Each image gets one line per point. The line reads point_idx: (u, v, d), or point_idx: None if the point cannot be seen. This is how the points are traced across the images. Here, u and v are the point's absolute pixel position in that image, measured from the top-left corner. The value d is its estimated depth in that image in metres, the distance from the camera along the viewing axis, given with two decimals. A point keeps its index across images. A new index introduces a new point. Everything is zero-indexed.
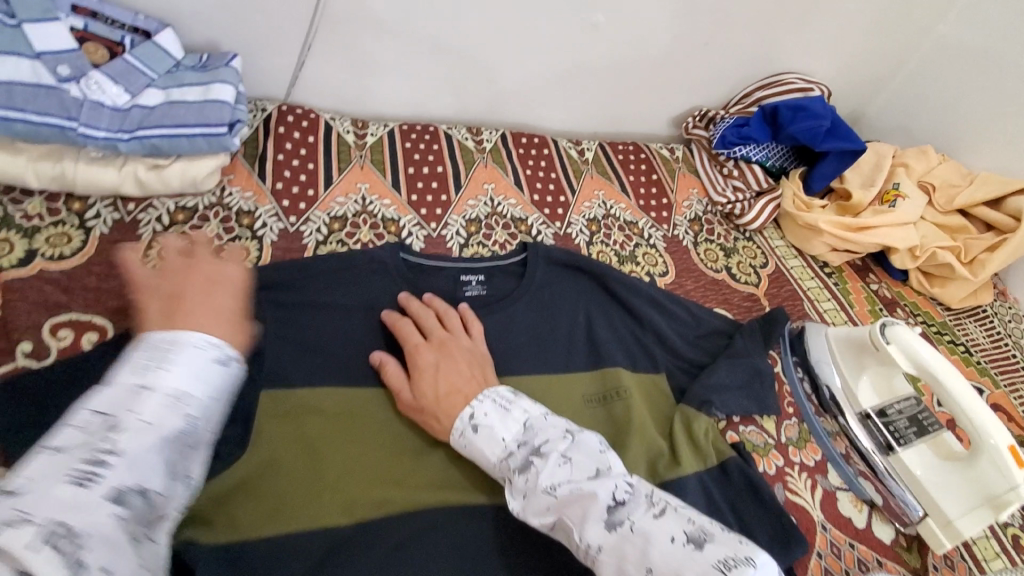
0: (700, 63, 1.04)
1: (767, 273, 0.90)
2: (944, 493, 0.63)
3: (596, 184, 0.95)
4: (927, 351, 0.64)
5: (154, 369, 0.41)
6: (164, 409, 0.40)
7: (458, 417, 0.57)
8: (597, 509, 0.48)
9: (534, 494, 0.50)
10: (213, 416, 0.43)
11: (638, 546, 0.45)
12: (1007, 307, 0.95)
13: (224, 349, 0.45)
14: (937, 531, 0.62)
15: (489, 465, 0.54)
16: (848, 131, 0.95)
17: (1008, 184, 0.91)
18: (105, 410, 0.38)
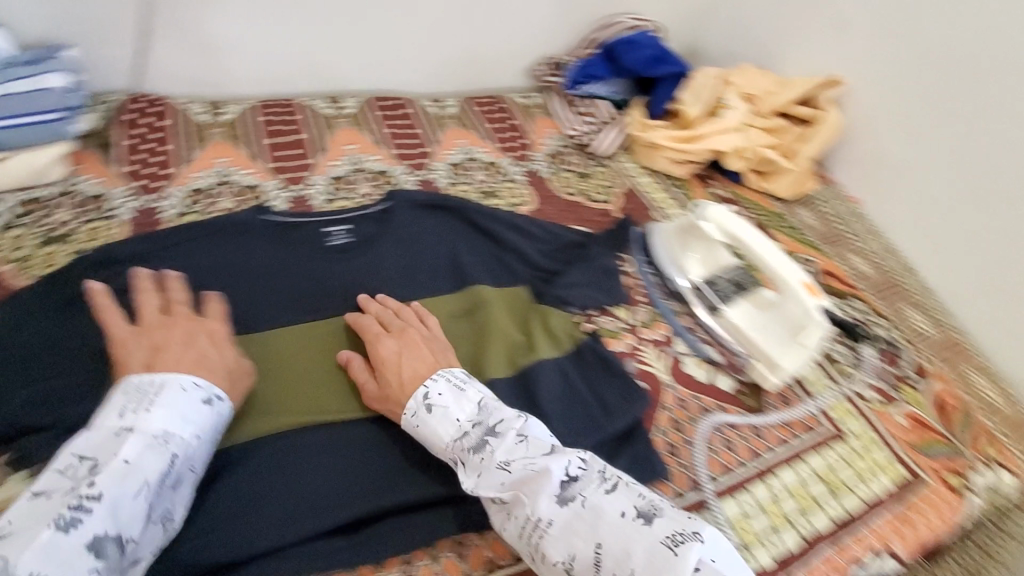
0: (539, 13, 1.12)
1: (618, 191, 0.99)
2: (763, 338, 0.70)
3: (457, 134, 1.02)
4: (739, 225, 0.74)
5: (142, 409, 0.51)
6: (152, 447, 0.50)
7: (412, 393, 0.60)
8: (551, 485, 0.52)
9: (489, 471, 0.54)
10: (198, 456, 0.53)
11: (589, 519, 0.51)
12: (829, 190, 1.06)
13: (208, 390, 0.55)
14: (764, 371, 0.72)
15: (439, 441, 0.57)
16: (672, 57, 1.08)
17: (812, 83, 1.03)
18: (90, 453, 0.49)
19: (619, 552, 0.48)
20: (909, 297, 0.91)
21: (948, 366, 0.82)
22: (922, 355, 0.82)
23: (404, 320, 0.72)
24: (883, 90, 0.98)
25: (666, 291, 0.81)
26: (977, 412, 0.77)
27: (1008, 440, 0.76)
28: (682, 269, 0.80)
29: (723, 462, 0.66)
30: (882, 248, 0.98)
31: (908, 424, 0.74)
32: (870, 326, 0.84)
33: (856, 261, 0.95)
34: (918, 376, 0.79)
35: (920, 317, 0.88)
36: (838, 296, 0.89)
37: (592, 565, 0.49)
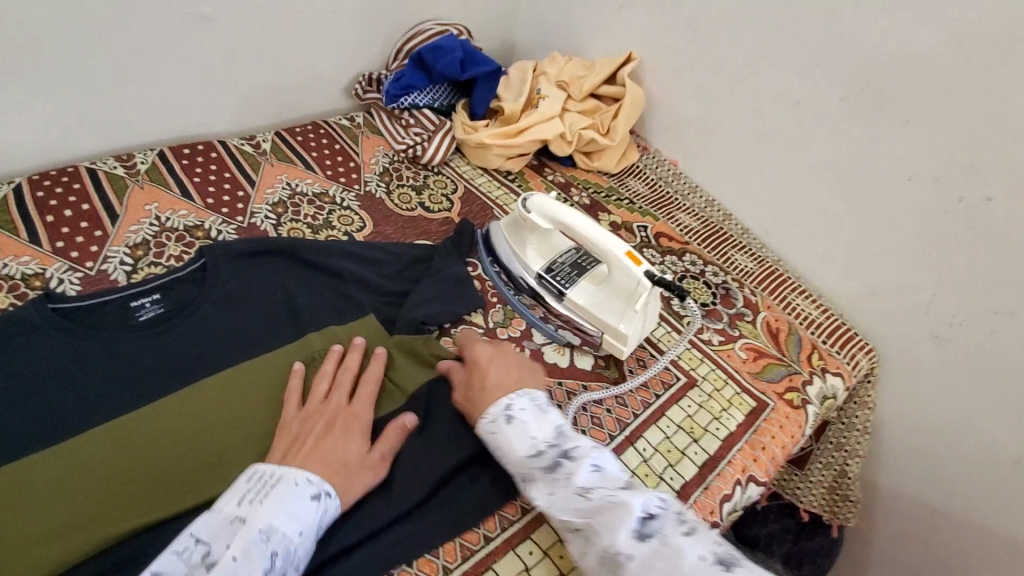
0: (340, 30, 1.07)
1: (458, 196, 0.99)
2: (606, 309, 0.73)
3: (277, 170, 0.95)
4: (561, 207, 0.75)
5: (255, 501, 0.53)
6: (256, 545, 0.50)
7: (493, 404, 0.63)
8: (629, 518, 0.52)
9: (562, 493, 0.57)
10: (301, 553, 0.52)
11: (668, 558, 0.49)
12: (653, 157, 1.13)
13: (320, 485, 0.56)
14: (614, 342, 0.73)
15: (513, 458, 0.60)
16: (481, 57, 1.08)
17: (613, 62, 1.09)
18: (207, 540, 0.51)
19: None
20: (734, 242, 1.00)
21: (772, 295, 0.92)
22: (750, 290, 0.92)
23: (236, 383, 0.66)
24: (670, 61, 1.05)
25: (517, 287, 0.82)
26: (801, 328, 0.88)
27: (826, 345, 0.87)
28: (521, 262, 0.79)
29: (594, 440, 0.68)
30: (704, 201, 1.07)
31: (748, 355, 0.81)
32: (703, 275, 0.93)
33: (684, 218, 1.04)
34: (750, 310, 0.88)
35: (744, 256, 0.97)
36: (673, 254, 0.96)
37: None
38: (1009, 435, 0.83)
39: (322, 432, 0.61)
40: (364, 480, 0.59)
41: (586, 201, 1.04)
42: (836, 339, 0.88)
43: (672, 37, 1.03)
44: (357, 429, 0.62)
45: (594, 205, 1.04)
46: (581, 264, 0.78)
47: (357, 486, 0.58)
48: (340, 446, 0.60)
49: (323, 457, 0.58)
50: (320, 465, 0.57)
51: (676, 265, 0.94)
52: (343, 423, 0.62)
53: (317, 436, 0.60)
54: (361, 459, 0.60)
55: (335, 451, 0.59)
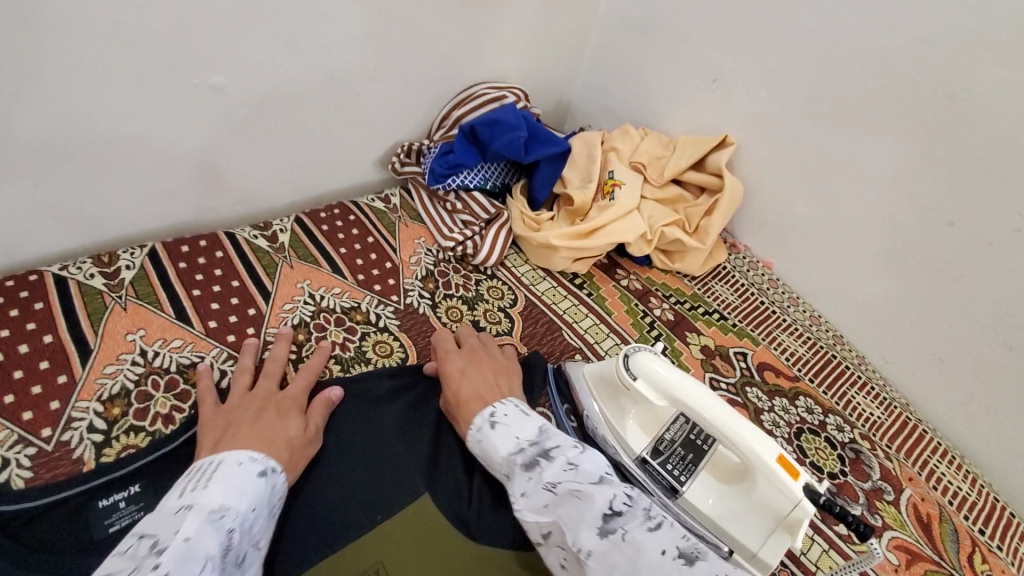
0: (378, 97, 0.90)
1: (518, 311, 0.81)
2: (744, 527, 0.54)
3: (298, 274, 0.77)
4: (678, 377, 0.57)
5: (198, 487, 0.46)
6: (211, 524, 0.43)
7: (480, 414, 0.58)
8: (591, 514, 0.44)
9: (535, 493, 0.49)
10: (257, 529, 0.47)
11: (627, 557, 0.41)
12: (742, 258, 0.95)
13: (262, 463, 0.51)
14: (747, 568, 0.54)
15: (496, 460, 0.54)
16: (546, 133, 0.90)
17: (703, 145, 0.91)
18: (149, 532, 0.42)
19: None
20: (852, 377, 0.82)
21: (911, 461, 0.74)
22: (883, 451, 0.74)
23: None
24: (774, 151, 0.88)
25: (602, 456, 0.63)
26: (953, 513, 0.69)
27: (984, 537, 0.69)
28: (618, 435, 0.61)
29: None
30: (807, 318, 0.89)
31: (900, 560, 0.63)
32: (826, 428, 0.75)
33: (787, 341, 0.85)
34: (889, 485, 0.70)
35: (866, 399, 0.79)
36: (785, 396, 0.78)
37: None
38: None
39: (251, 418, 0.56)
40: (306, 457, 0.56)
41: (670, 315, 0.86)
42: (993, 528, 0.71)
43: (778, 124, 0.87)
44: (288, 411, 0.58)
45: (678, 321, 0.85)
46: (697, 444, 0.59)
47: (299, 465, 0.55)
48: (273, 424, 0.56)
49: (262, 434, 0.54)
50: (263, 441, 0.53)
51: (789, 412, 0.76)
52: (274, 406, 0.58)
53: (246, 421, 0.56)
54: (301, 436, 0.56)
55: (273, 429, 0.55)
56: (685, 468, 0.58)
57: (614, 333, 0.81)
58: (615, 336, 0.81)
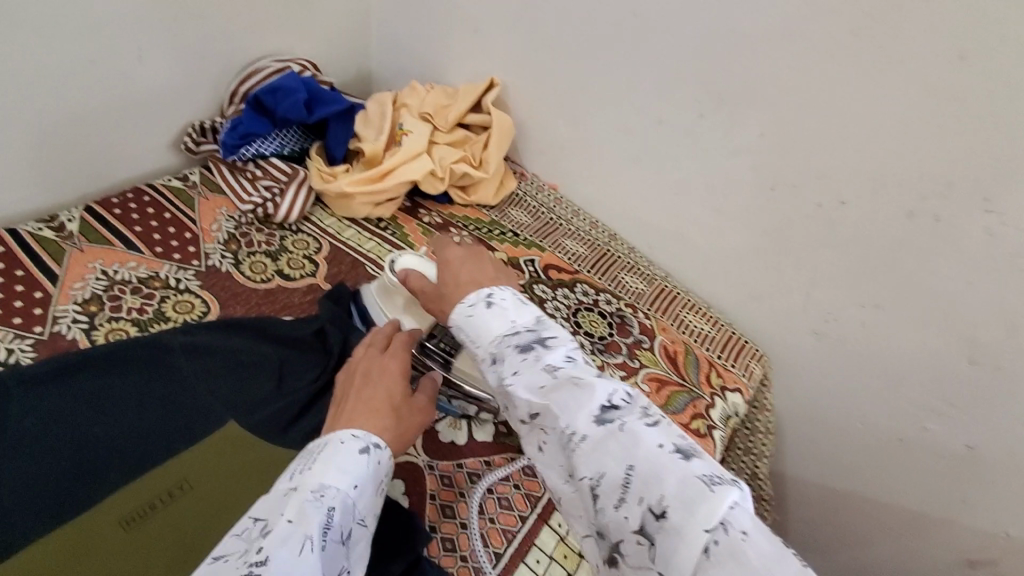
0: (154, 78, 0.91)
1: (323, 256, 0.88)
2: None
3: (88, 255, 0.79)
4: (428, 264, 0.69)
5: (304, 468, 0.48)
6: (313, 504, 0.44)
7: (470, 297, 0.57)
8: (589, 403, 0.46)
9: (531, 373, 0.49)
10: (362, 506, 0.48)
11: (622, 445, 0.43)
12: (532, 184, 1.09)
13: (365, 438, 0.52)
14: None
15: (485, 338, 0.54)
16: (330, 95, 0.97)
17: (476, 89, 1.03)
18: (259, 515, 0.44)
19: (647, 474, 0.41)
20: (623, 263, 0.99)
21: (665, 316, 0.93)
22: (643, 313, 0.91)
23: (54, 561, 0.52)
24: (535, 85, 1.02)
25: None
26: (696, 346, 0.89)
27: (722, 359, 0.88)
28: None
29: (504, 528, 0.62)
30: (587, 224, 1.05)
31: (652, 388, 0.81)
32: (597, 305, 0.90)
33: (571, 245, 1.00)
34: (646, 336, 0.88)
35: (633, 277, 0.97)
36: (565, 286, 0.92)
37: (620, 487, 0.42)
38: (887, 413, 0.89)
39: (358, 391, 0.58)
40: (418, 423, 0.58)
41: (468, 240, 0.97)
42: (730, 352, 0.90)
43: (532, 60, 1.00)
44: (395, 374, 0.61)
45: (475, 243, 0.97)
46: None
47: (411, 430, 0.57)
48: (379, 387, 0.58)
49: (370, 404, 0.56)
50: (370, 411, 0.55)
51: (569, 298, 0.90)
52: (378, 370, 0.61)
53: (356, 391, 0.58)
54: (405, 402, 0.58)
55: (378, 395, 0.58)
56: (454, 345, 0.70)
57: None
58: None
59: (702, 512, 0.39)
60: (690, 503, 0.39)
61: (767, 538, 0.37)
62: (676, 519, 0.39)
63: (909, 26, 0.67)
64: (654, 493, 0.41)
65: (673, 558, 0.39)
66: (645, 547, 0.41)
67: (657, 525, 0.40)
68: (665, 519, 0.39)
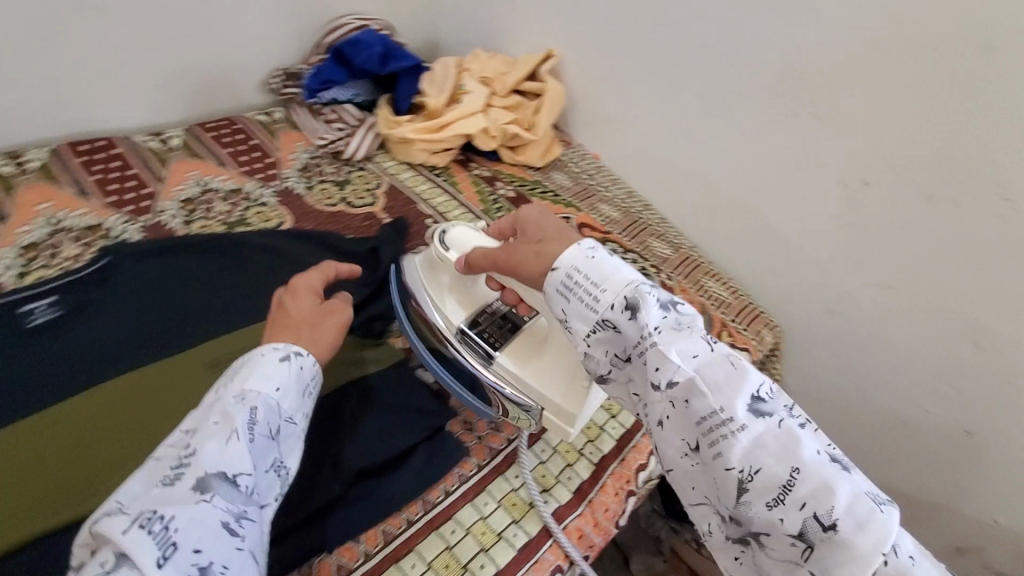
0: (252, 25, 1.04)
1: (382, 191, 0.99)
2: (550, 382, 0.65)
3: (187, 166, 0.91)
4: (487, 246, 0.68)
5: (230, 378, 0.52)
6: (234, 406, 0.49)
7: (579, 244, 0.59)
8: (748, 391, 0.50)
9: (684, 347, 0.52)
10: (289, 407, 0.53)
11: (783, 442, 0.48)
12: (575, 151, 1.17)
13: (280, 348, 0.55)
14: (555, 418, 0.65)
15: (610, 285, 0.55)
16: (402, 52, 1.08)
17: (533, 59, 1.12)
18: (190, 423, 0.50)
19: (817, 483, 0.46)
20: (652, 230, 1.06)
21: (687, 280, 0.98)
22: (665, 274, 0.97)
23: (151, 385, 0.63)
24: (587, 60, 1.10)
25: (419, 322, 0.72)
26: (712, 309, 0.95)
27: (736, 323, 0.94)
28: (441, 312, 0.70)
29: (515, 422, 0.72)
30: (624, 193, 1.12)
31: None
32: (624, 261, 0.97)
33: (605, 209, 1.07)
34: (666, 294, 0.94)
35: (661, 243, 1.03)
36: (595, 243, 0.99)
37: (782, 486, 0.47)
38: (889, 394, 0.93)
39: (270, 319, 0.61)
40: (336, 325, 0.62)
41: (511, 193, 1.06)
42: (744, 318, 0.96)
43: (587, 34, 1.08)
44: (306, 296, 0.64)
45: (518, 197, 1.05)
46: (509, 322, 0.70)
47: (330, 333, 0.61)
48: (289, 308, 0.61)
49: (284, 324, 0.60)
50: (285, 332, 0.58)
51: None
52: (286, 296, 0.63)
53: (269, 319, 0.61)
54: (317, 314, 0.62)
55: (291, 315, 0.60)
56: (496, 340, 0.68)
57: (462, 206, 1.00)
58: (462, 208, 1.00)
59: (872, 530, 0.43)
60: (859, 517, 0.44)
61: (924, 560, 0.44)
62: (847, 534, 0.44)
63: (932, 20, 0.73)
64: (823, 505, 0.45)
65: (832, 565, 0.44)
66: (797, 549, 0.46)
67: (821, 535, 0.45)
68: (835, 533, 0.44)
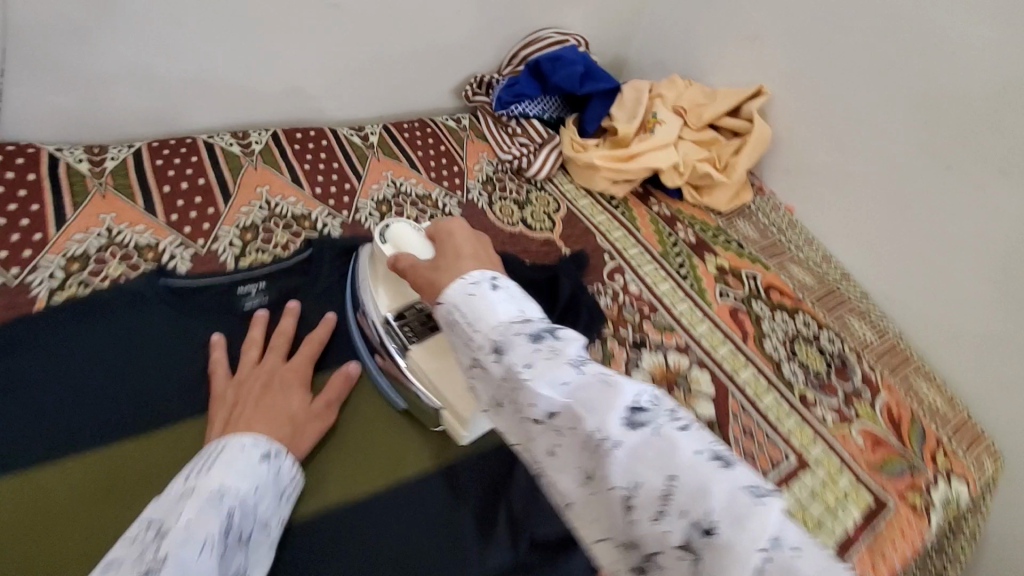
0: (458, 33, 1.04)
1: (560, 216, 0.95)
2: (448, 384, 0.62)
3: (383, 165, 0.94)
4: (414, 248, 0.63)
5: (202, 470, 0.48)
6: (211, 504, 0.45)
7: (466, 276, 0.49)
8: (616, 402, 0.37)
9: (545, 365, 0.40)
10: (260, 508, 0.49)
11: (660, 453, 0.35)
12: (767, 200, 1.07)
13: (262, 445, 0.53)
14: (452, 423, 0.63)
15: (485, 324, 0.45)
16: (601, 73, 1.04)
17: (740, 94, 1.02)
18: (153, 519, 0.44)
19: (694, 488, 0.33)
20: (851, 306, 0.93)
21: (893, 374, 0.85)
22: (868, 364, 0.85)
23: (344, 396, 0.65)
24: (807, 103, 0.98)
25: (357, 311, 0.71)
26: (924, 418, 0.81)
27: (952, 443, 0.80)
28: (374, 299, 0.68)
29: None
30: (819, 257, 1.00)
31: (865, 442, 0.76)
32: (817, 340, 0.86)
33: (797, 272, 0.96)
34: (868, 389, 0.82)
35: (861, 324, 0.90)
36: (787, 311, 0.89)
37: (657, 501, 0.34)
38: None
39: (255, 395, 0.58)
40: (316, 428, 0.60)
41: (692, 237, 0.98)
42: (958, 436, 0.81)
43: (814, 76, 0.96)
44: (295, 383, 0.62)
45: (700, 244, 0.97)
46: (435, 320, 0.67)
47: (308, 435, 0.60)
48: (282, 399, 0.59)
49: (268, 411, 0.57)
50: (266, 418, 0.56)
51: (788, 324, 0.87)
52: (280, 380, 0.61)
53: (255, 396, 0.58)
54: (306, 410, 0.60)
55: (276, 404, 0.58)
56: (417, 338, 0.66)
57: (641, 245, 0.94)
58: (640, 246, 0.94)
59: (754, 533, 0.31)
60: (744, 520, 0.32)
61: (824, 556, 0.31)
62: (730, 536, 0.32)
63: None
64: (701, 507, 0.33)
65: None
66: (687, 563, 0.33)
67: (703, 541, 0.32)
68: (716, 536, 0.32)
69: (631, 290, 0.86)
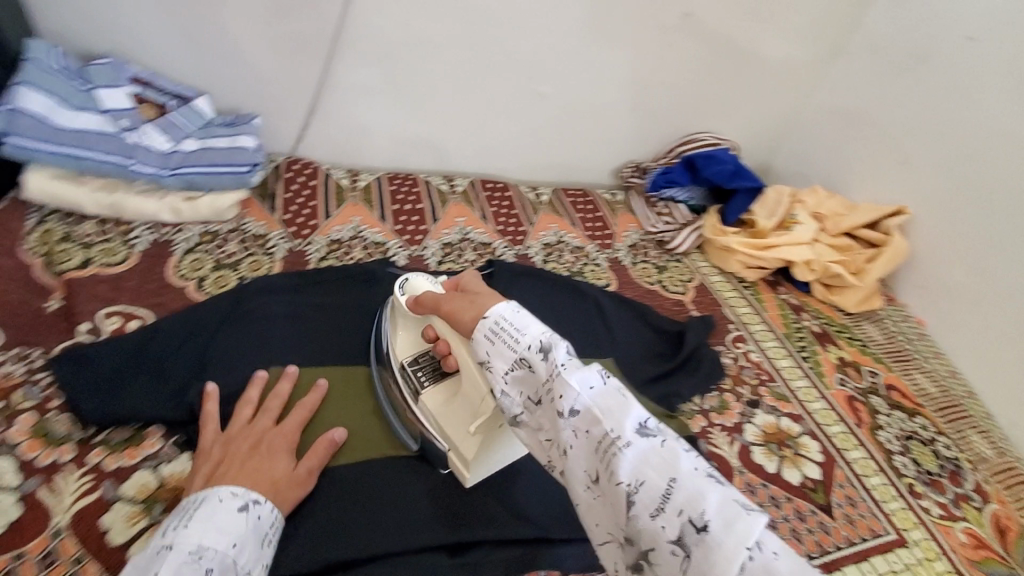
0: (631, 128, 1.25)
1: (693, 285, 1.09)
2: (455, 430, 0.65)
3: (549, 219, 1.14)
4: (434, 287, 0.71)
5: (182, 525, 0.50)
6: (187, 564, 0.47)
7: (505, 301, 0.54)
8: (633, 413, 0.44)
9: (580, 369, 0.47)
10: (244, 559, 0.51)
11: (664, 458, 0.41)
12: (897, 310, 1.13)
13: (244, 496, 0.55)
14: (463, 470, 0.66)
15: (531, 329, 0.50)
16: (748, 174, 1.19)
17: (881, 210, 1.12)
18: (135, 573, 0.46)
19: (691, 490, 0.39)
20: (973, 422, 0.95)
21: (1009, 493, 0.86)
22: (982, 475, 0.87)
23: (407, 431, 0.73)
24: (952, 228, 1.06)
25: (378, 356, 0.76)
26: None
27: None
28: (393, 347, 0.73)
29: (818, 541, 0.73)
30: (946, 371, 1.04)
31: (968, 541, 0.78)
32: (934, 444, 0.89)
33: (920, 380, 0.99)
34: (979, 496, 0.84)
35: (982, 440, 0.92)
36: (906, 412, 0.93)
37: (659, 496, 0.40)
38: None
39: (241, 456, 0.60)
40: (295, 494, 0.61)
41: (817, 328, 1.06)
42: None
43: (961, 207, 1.04)
44: (286, 448, 0.63)
45: (823, 334, 1.04)
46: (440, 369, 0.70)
47: (288, 501, 0.60)
48: (268, 462, 0.60)
49: (251, 473, 0.58)
50: (248, 476, 0.57)
51: (905, 423, 0.91)
52: (268, 443, 0.62)
53: (242, 456, 0.60)
54: (290, 475, 0.61)
55: (262, 468, 0.59)
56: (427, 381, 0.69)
57: (766, 324, 1.04)
58: (764, 324, 1.04)
59: (741, 529, 0.37)
60: (731, 520, 0.37)
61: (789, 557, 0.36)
62: (720, 535, 0.37)
63: None
64: (697, 508, 0.38)
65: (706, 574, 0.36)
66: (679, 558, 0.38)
67: (696, 539, 0.38)
68: (708, 534, 0.37)
69: (751, 358, 0.96)
